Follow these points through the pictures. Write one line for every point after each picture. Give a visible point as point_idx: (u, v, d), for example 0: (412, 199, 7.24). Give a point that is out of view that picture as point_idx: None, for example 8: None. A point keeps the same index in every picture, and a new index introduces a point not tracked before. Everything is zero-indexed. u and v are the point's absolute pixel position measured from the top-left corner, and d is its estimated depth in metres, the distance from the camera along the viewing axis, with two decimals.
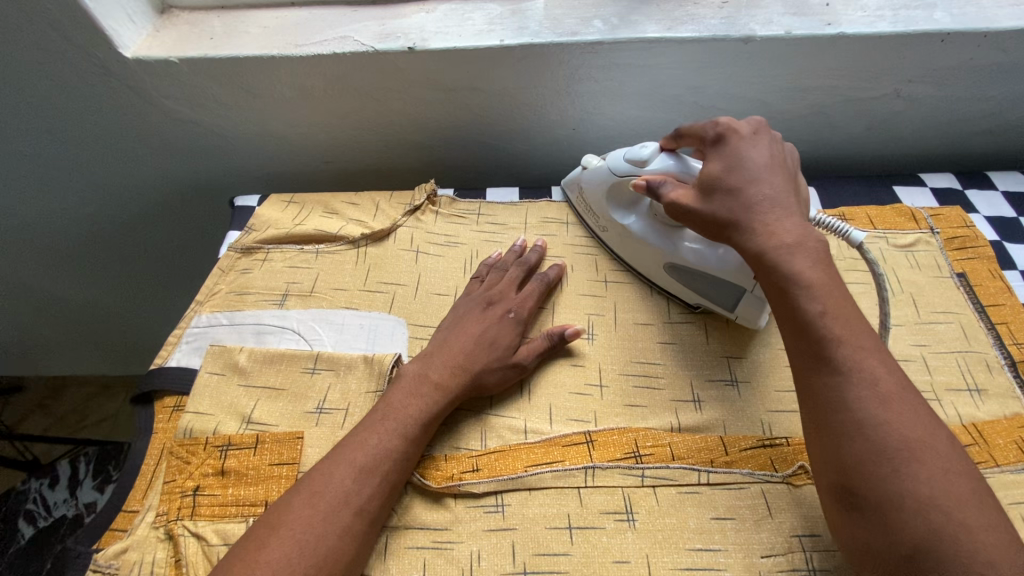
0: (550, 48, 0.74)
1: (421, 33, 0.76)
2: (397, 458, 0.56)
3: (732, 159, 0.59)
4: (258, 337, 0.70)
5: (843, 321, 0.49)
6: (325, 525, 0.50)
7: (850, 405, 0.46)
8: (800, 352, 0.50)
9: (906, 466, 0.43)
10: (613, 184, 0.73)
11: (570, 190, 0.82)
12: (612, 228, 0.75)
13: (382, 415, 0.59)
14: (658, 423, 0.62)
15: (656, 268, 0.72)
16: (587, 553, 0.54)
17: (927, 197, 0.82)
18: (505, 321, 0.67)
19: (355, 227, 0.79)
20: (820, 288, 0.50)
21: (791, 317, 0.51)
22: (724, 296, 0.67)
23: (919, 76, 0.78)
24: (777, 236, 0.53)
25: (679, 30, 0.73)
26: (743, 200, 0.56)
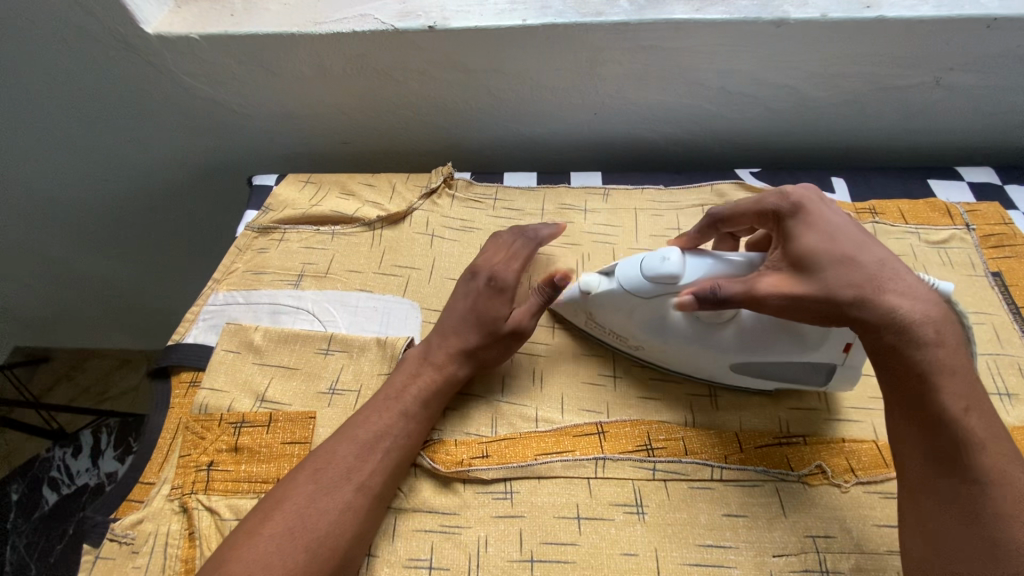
0: (573, 29, 0.72)
1: (442, 12, 0.74)
2: (400, 435, 0.57)
3: (828, 227, 0.51)
4: (273, 317, 0.71)
5: (986, 421, 0.44)
6: (327, 499, 0.51)
7: (999, 519, 0.41)
8: (937, 454, 0.45)
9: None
10: (632, 308, 0.59)
11: (565, 311, 0.66)
12: (647, 343, 0.62)
13: (384, 395, 0.59)
14: (672, 417, 0.61)
15: (719, 369, 0.60)
16: (595, 543, 0.54)
17: (964, 191, 0.78)
18: (486, 290, 0.63)
19: (371, 210, 0.79)
20: (963, 381, 0.45)
21: (924, 412, 0.45)
22: (811, 373, 0.59)
23: (961, 64, 0.74)
24: (911, 317, 0.46)
25: (709, 11, 0.70)
26: (862, 270, 0.49)
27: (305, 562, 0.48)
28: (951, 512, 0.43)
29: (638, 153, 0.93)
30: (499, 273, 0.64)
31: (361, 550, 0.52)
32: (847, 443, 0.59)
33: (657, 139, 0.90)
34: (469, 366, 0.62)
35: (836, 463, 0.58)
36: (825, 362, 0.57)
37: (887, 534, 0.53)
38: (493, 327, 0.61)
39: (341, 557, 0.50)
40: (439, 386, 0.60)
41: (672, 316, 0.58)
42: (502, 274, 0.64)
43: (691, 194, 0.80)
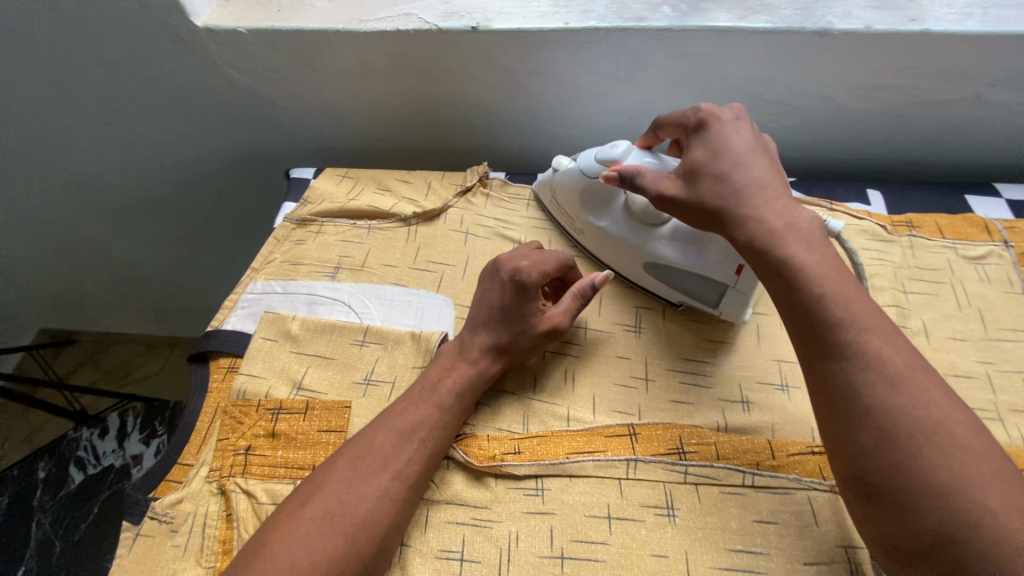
0: (615, 33, 0.73)
1: (485, 12, 0.75)
2: (435, 425, 0.57)
3: (709, 144, 0.58)
4: (310, 307, 0.72)
5: (846, 304, 0.48)
6: (366, 486, 0.52)
7: (856, 397, 0.45)
8: (802, 345, 0.49)
9: (921, 453, 0.42)
10: (586, 187, 0.71)
11: (541, 193, 0.79)
12: (587, 228, 0.73)
13: (421, 386, 0.60)
14: (704, 421, 0.62)
15: (635, 267, 0.70)
16: (625, 544, 0.55)
17: (1002, 208, 0.77)
18: (507, 289, 0.63)
19: (407, 206, 0.79)
20: (818, 270, 0.50)
21: (790, 303, 0.50)
22: (707, 291, 0.66)
23: (1004, 80, 0.74)
24: (770, 220, 0.53)
25: (752, 20, 0.71)
26: (734, 180, 0.55)
27: (345, 546, 0.49)
28: (819, 396, 0.48)
29: None
30: (523, 271, 0.63)
31: (396, 540, 0.53)
32: None
33: None
34: (501, 363, 0.62)
35: None
36: (719, 283, 0.64)
37: None
38: (517, 325, 0.62)
39: (378, 545, 0.51)
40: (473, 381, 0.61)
41: (612, 202, 0.69)
42: (525, 273, 0.63)
43: None
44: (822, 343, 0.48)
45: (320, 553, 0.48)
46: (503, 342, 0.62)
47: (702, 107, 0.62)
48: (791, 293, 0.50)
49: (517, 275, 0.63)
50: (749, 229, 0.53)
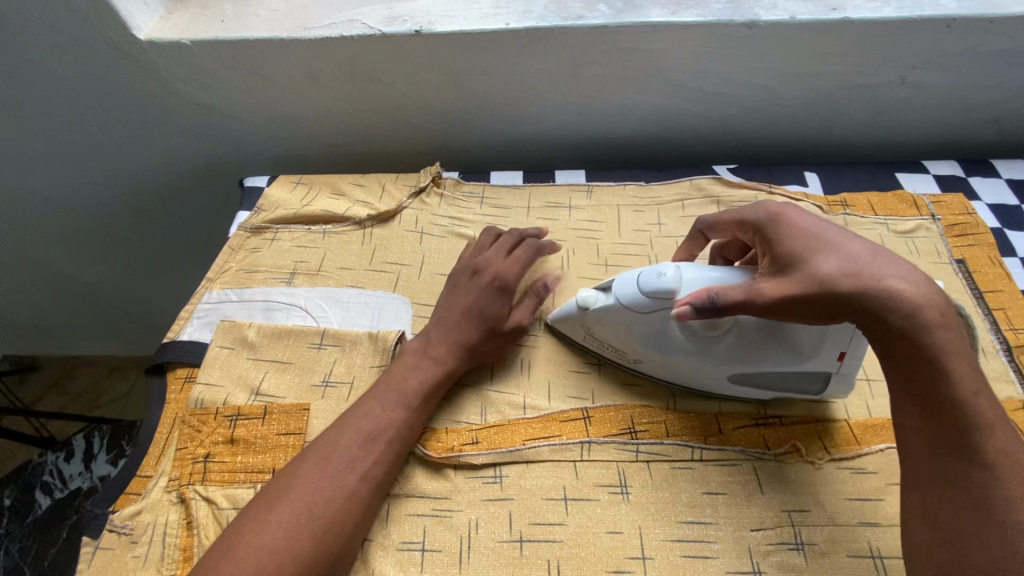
0: (555, 31, 0.75)
1: (428, 16, 0.77)
2: (401, 424, 0.59)
3: (794, 233, 0.51)
4: (266, 314, 0.72)
5: (990, 408, 0.45)
6: (332, 486, 0.53)
7: (1009, 506, 0.42)
8: (938, 438, 0.45)
9: None
10: (630, 323, 0.60)
11: (565, 328, 0.67)
12: (647, 358, 0.63)
13: (384, 386, 0.60)
14: (653, 401, 0.64)
15: (715, 381, 0.62)
16: (581, 523, 0.57)
17: (930, 183, 0.81)
18: (491, 291, 0.66)
19: (361, 209, 0.80)
20: (970, 366, 0.45)
21: (932, 395, 0.46)
22: (807, 382, 0.61)
23: (925, 62, 0.78)
24: (925, 299, 0.46)
25: (684, 14, 0.74)
26: (858, 259, 0.49)
27: (311, 546, 0.49)
28: (957, 492, 0.44)
29: (621, 153, 0.95)
30: (505, 276, 0.67)
31: (359, 536, 0.54)
32: (819, 424, 0.62)
33: (639, 139, 0.92)
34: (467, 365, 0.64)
35: (809, 442, 0.61)
36: (821, 372, 0.59)
37: (857, 507, 0.57)
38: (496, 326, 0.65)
39: (343, 543, 0.52)
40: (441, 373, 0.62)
41: (669, 331, 0.59)
42: (505, 276, 0.67)
43: (673, 190, 0.82)
44: (966, 439, 0.44)
45: (288, 554, 0.48)
46: (481, 338, 0.64)
47: (769, 203, 0.56)
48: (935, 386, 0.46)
49: (502, 277, 0.67)
50: (903, 309, 0.46)
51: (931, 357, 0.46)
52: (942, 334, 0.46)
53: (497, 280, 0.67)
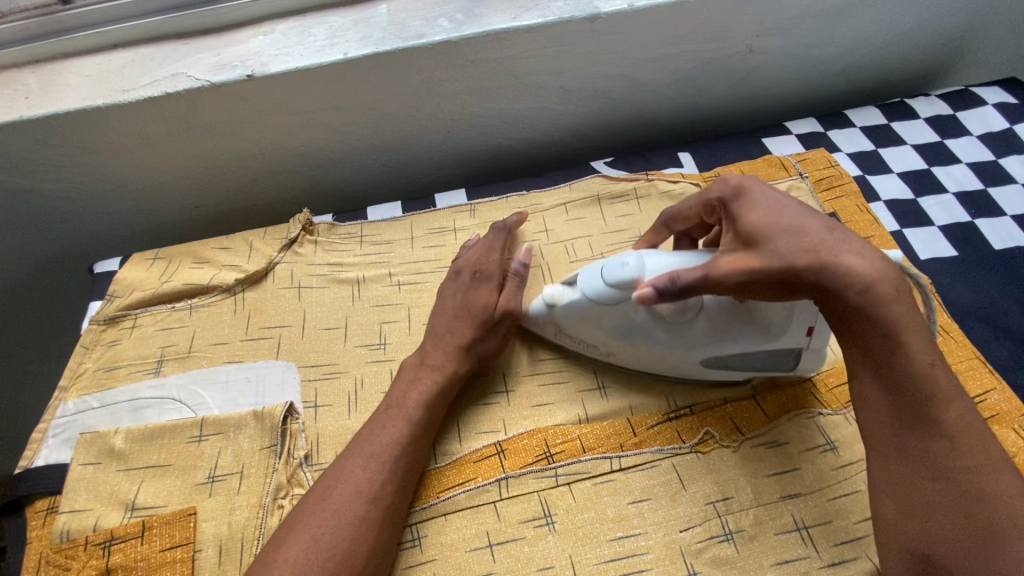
0: (398, 54, 0.72)
1: (260, 58, 0.72)
2: (405, 442, 0.54)
3: (761, 208, 0.49)
4: (135, 413, 0.64)
5: (947, 378, 0.44)
6: (340, 516, 0.49)
7: (958, 474, 0.43)
8: (896, 408, 0.45)
9: (1013, 544, 0.40)
10: (598, 314, 0.58)
11: (539, 327, 0.65)
12: (616, 346, 0.61)
13: (362, 439, 0.55)
14: (566, 417, 0.61)
15: (687, 364, 0.60)
16: (510, 567, 0.53)
17: (794, 142, 0.83)
18: (476, 283, 0.64)
19: (229, 273, 0.73)
20: (922, 338, 0.45)
21: (886, 370, 0.45)
22: (779, 361, 0.59)
23: (765, 29, 0.80)
24: (878, 276, 0.45)
25: (526, 17, 0.72)
26: (811, 238, 0.47)
27: None
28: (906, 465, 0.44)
29: (504, 163, 0.92)
30: (483, 265, 0.65)
31: (382, 570, 0.50)
32: (728, 404, 0.61)
33: (519, 145, 0.89)
34: (467, 359, 0.61)
35: (722, 426, 0.60)
36: (789, 349, 0.57)
37: (777, 482, 0.56)
38: (484, 330, 0.62)
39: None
40: (442, 381, 0.59)
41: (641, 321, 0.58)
42: (485, 266, 0.65)
43: (555, 194, 0.80)
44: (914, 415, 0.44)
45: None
46: (481, 324, 0.61)
47: (725, 177, 0.54)
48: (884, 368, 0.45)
49: (486, 273, 0.65)
50: (858, 285, 0.45)
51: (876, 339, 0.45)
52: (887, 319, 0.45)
53: (483, 274, 0.65)
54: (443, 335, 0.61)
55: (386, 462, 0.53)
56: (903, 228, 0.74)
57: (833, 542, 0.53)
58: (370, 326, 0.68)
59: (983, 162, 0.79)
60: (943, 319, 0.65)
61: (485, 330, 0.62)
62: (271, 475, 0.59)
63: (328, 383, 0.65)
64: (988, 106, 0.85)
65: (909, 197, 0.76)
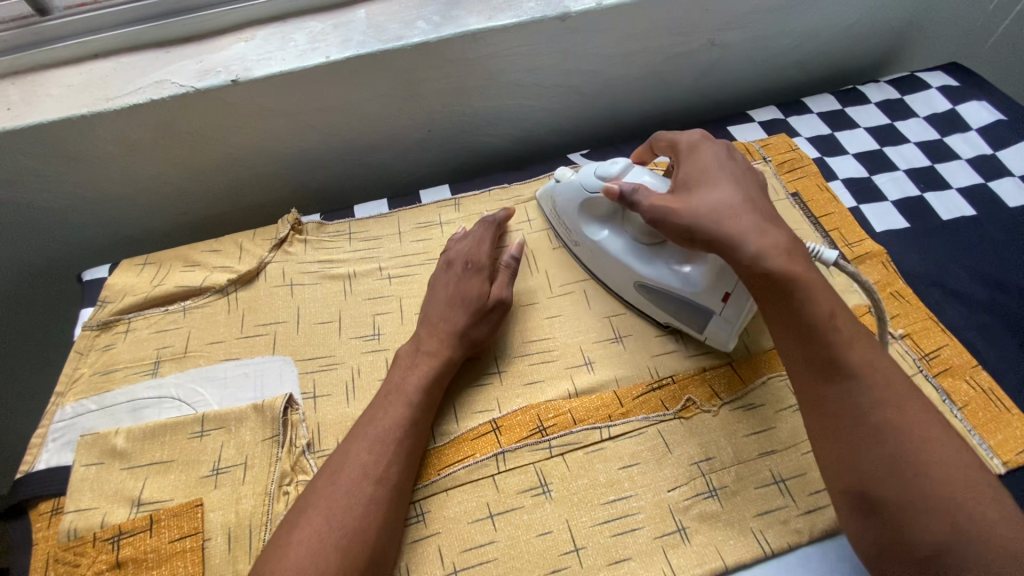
0: (379, 56, 0.74)
1: (243, 63, 0.74)
2: (407, 425, 0.57)
3: (698, 167, 0.61)
4: (135, 414, 0.65)
5: (847, 325, 0.50)
6: (349, 497, 0.51)
7: (868, 411, 0.47)
8: (805, 355, 0.50)
9: (925, 467, 0.45)
10: (586, 201, 0.69)
11: (544, 203, 0.78)
12: (583, 242, 0.72)
13: (363, 425, 0.57)
14: (556, 393, 0.65)
15: (626, 284, 0.69)
16: (511, 535, 0.56)
17: (757, 129, 0.88)
18: (467, 273, 0.67)
19: (220, 274, 0.75)
20: (820, 290, 0.51)
21: (793, 321, 0.51)
22: (695, 317, 0.65)
23: (725, 24, 0.85)
24: (770, 239, 0.53)
25: (500, 17, 0.76)
26: (724, 198, 0.56)
27: (336, 562, 0.48)
28: (835, 476, 0.48)
29: (485, 159, 0.95)
30: (474, 255, 0.68)
31: (390, 548, 0.53)
32: (707, 372, 0.66)
33: (499, 141, 0.93)
34: (462, 347, 0.63)
35: (702, 393, 0.64)
36: (704, 309, 0.63)
37: (755, 440, 0.60)
38: (478, 317, 0.64)
39: (371, 551, 0.50)
40: (438, 367, 0.61)
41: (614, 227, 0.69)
42: (475, 256, 0.68)
43: (535, 185, 0.83)
44: (835, 430, 0.49)
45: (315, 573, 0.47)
46: (474, 312, 0.64)
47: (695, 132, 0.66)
48: (805, 385, 0.51)
49: (478, 264, 0.67)
50: (749, 251, 0.52)
51: (793, 357, 0.52)
52: (798, 335, 0.51)
53: (475, 264, 0.68)
54: (437, 323, 0.64)
55: (389, 446, 0.55)
56: (860, 203, 0.79)
57: (808, 491, 0.57)
58: (364, 318, 0.71)
59: (929, 141, 0.85)
60: (899, 284, 0.71)
61: (479, 317, 0.64)
62: (275, 463, 0.60)
63: (325, 373, 0.67)
64: (932, 90, 0.91)
65: (864, 175, 0.82)
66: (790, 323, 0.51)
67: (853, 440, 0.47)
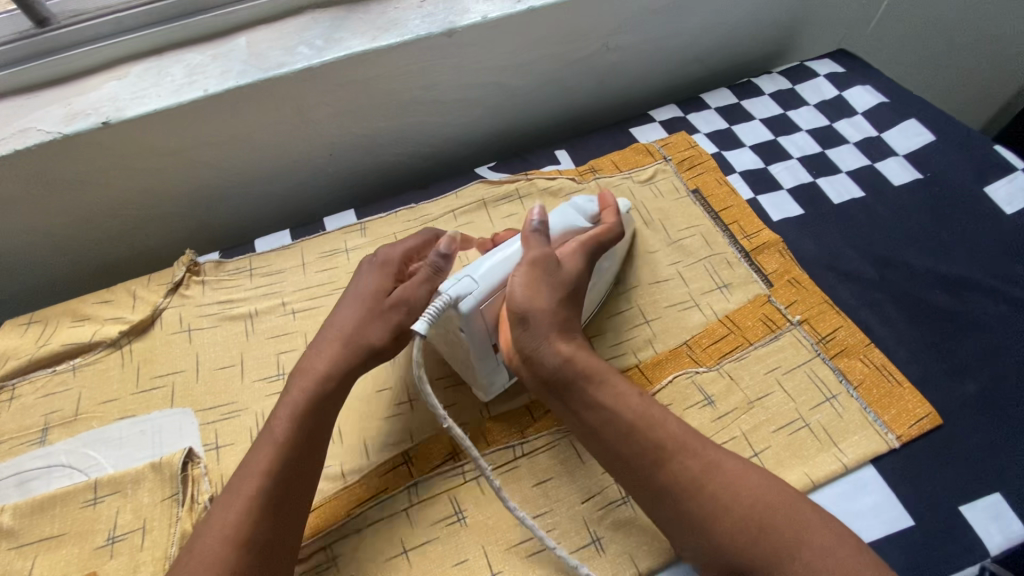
0: (262, 85, 0.72)
1: (115, 103, 0.70)
2: (281, 473, 0.52)
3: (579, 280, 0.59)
4: (22, 487, 0.61)
5: (628, 418, 0.52)
6: (207, 567, 0.47)
7: (693, 493, 0.49)
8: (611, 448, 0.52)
9: (775, 531, 0.46)
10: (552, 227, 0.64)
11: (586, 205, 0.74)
12: None
13: (235, 481, 0.52)
14: (469, 415, 0.64)
15: None
16: (426, 568, 0.55)
17: (658, 129, 0.90)
18: (373, 270, 0.62)
19: (112, 327, 0.71)
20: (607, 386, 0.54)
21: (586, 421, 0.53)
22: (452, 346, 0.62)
23: (616, 27, 0.86)
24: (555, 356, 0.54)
25: (384, 38, 0.74)
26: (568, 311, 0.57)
27: None
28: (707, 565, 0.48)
29: (395, 179, 0.94)
30: (388, 253, 0.63)
31: None
32: None
33: (406, 159, 0.91)
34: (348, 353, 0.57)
35: None
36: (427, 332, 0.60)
37: None
38: (370, 318, 0.59)
39: None
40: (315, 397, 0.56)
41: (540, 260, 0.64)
42: (391, 252, 0.63)
43: (441, 202, 0.82)
44: (689, 524, 0.48)
45: None
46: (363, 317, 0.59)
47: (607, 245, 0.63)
48: (643, 486, 0.51)
49: (388, 259, 0.62)
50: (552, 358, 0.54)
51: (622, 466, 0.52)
52: (619, 444, 0.52)
53: (385, 261, 0.62)
54: (332, 331, 0.59)
55: (254, 500, 0.50)
56: (757, 194, 0.81)
57: None
58: (267, 358, 0.68)
59: (819, 128, 0.89)
60: (796, 271, 0.73)
61: (374, 318, 0.59)
62: (175, 524, 0.57)
63: (228, 422, 0.64)
64: (820, 78, 0.95)
65: (760, 166, 0.84)
66: (609, 436, 0.52)
67: (704, 524, 0.48)
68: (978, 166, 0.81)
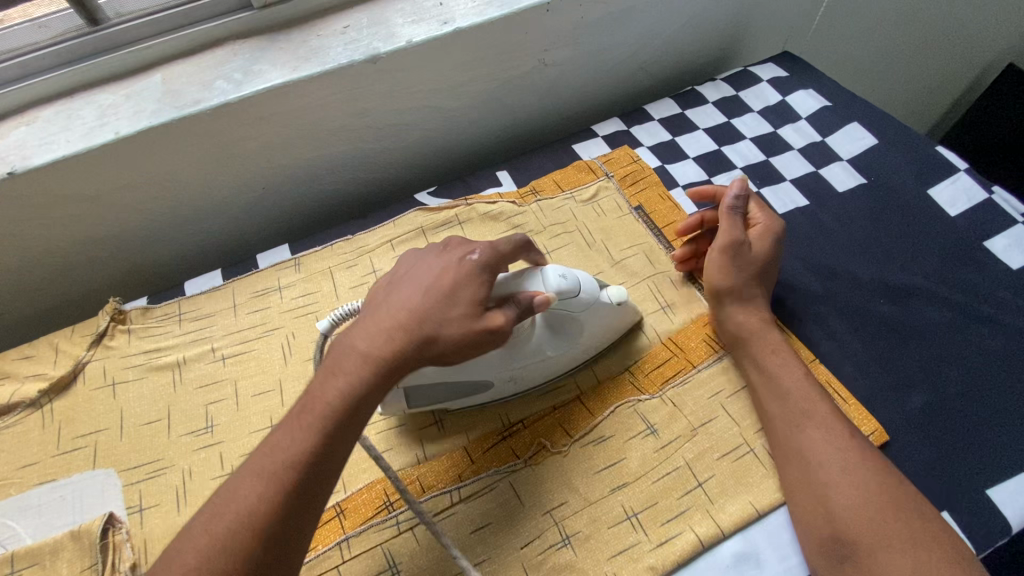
0: (178, 124, 0.69)
1: (22, 150, 0.67)
2: (310, 460, 0.45)
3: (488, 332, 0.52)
4: None
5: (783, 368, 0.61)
6: None
7: (818, 448, 0.56)
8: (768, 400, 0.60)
9: (857, 504, 0.52)
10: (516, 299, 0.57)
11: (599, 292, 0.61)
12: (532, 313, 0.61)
13: (214, 501, 0.44)
14: (405, 461, 0.62)
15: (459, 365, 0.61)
16: None
17: (601, 144, 0.88)
18: (461, 265, 0.51)
19: (31, 385, 0.67)
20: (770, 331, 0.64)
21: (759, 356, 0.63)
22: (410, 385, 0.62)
23: (550, 44, 0.84)
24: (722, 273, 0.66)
25: (305, 68, 0.72)
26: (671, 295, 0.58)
27: None
28: (823, 532, 0.53)
29: (336, 208, 0.91)
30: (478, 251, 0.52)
31: None
32: (557, 411, 0.64)
33: (344, 188, 0.89)
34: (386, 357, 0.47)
35: (553, 434, 0.63)
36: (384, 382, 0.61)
37: (605, 477, 0.59)
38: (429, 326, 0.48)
39: None
40: (366, 384, 0.46)
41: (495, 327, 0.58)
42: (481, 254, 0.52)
43: (379, 233, 0.80)
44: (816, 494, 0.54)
45: None
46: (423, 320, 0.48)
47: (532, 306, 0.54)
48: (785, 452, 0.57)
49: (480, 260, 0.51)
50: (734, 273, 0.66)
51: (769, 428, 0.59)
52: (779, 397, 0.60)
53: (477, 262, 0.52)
54: (384, 309, 0.49)
55: (281, 482, 0.44)
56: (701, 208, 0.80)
57: (659, 522, 0.57)
58: (195, 410, 0.66)
59: (763, 135, 0.87)
60: None
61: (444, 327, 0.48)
62: None
63: (153, 481, 0.62)
64: (763, 83, 0.94)
65: (704, 178, 0.83)
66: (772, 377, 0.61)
67: (822, 486, 0.54)
68: (919, 168, 0.80)
